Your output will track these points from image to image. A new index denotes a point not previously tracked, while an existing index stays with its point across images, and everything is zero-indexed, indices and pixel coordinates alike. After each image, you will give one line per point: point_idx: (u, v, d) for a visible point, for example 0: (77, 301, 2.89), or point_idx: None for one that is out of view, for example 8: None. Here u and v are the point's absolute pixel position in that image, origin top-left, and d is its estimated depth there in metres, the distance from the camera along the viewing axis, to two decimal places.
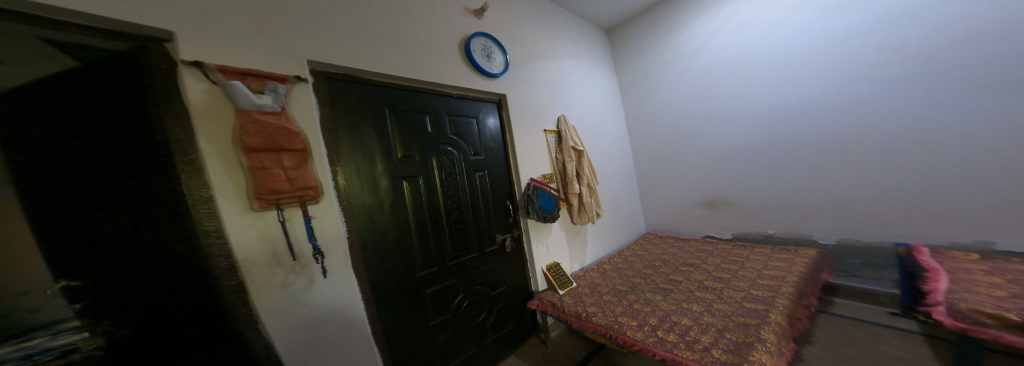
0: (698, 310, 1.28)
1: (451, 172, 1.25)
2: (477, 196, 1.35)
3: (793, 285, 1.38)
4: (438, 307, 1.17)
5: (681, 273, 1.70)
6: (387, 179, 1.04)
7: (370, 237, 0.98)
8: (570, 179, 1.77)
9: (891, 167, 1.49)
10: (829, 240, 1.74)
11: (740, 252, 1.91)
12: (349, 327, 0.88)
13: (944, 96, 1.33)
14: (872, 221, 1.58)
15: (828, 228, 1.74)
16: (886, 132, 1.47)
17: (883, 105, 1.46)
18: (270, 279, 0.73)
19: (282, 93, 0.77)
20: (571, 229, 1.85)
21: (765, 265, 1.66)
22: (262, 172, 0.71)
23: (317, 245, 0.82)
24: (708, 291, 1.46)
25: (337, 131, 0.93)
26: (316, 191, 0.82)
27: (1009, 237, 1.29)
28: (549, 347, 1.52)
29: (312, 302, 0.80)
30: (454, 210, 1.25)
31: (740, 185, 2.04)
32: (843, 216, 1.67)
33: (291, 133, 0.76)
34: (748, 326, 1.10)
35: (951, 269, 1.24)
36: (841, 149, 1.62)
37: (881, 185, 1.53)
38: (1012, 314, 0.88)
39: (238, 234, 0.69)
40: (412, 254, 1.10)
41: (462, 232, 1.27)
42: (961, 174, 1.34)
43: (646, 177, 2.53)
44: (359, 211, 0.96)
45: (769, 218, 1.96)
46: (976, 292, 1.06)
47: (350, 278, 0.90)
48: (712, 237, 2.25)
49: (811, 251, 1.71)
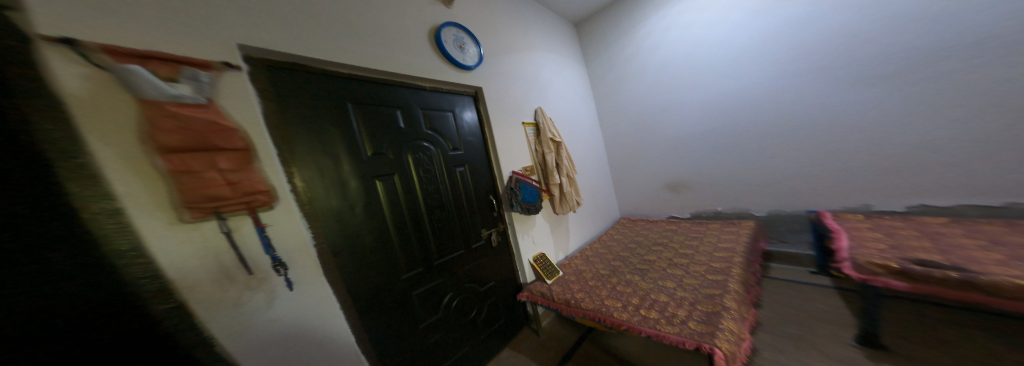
0: (672, 286, 1.39)
1: (429, 170, 1.16)
2: (460, 194, 1.28)
3: (743, 255, 1.60)
4: (427, 309, 1.10)
5: (654, 253, 1.84)
6: (357, 180, 0.92)
7: (343, 245, 0.87)
8: (550, 170, 1.78)
9: (809, 147, 1.78)
10: (764, 212, 2.03)
11: (698, 228, 2.14)
12: (329, 339, 0.79)
13: (843, 86, 1.60)
14: (797, 194, 1.88)
15: (763, 202, 2.02)
16: (807, 116, 1.74)
17: (806, 94, 1.72)
18: (221, 297, 0.60)
19: (206, 82, 0.62)
20: (554, 220, 1.88)
21: (719, 238, 1.88)
22: (190, 177, 0.57)
23: (276, 256, 0.69)
24: (677, 267, 1.60)
25: (291, 126, 0.79)
26: (269, 196, 0.69)
27: (881, 200, 1.63)
28: (542, 336, 1.54)
29: (279, 318, 0.69)
30: (436, 209, 1.17)
31: (696, 169, 2.25)
32: (774, 191, 1.96)
33: (226, 130, 0.63)
34: (714, 296, 1.23)
35: (848, 229, 1.53)
36: (776, 132, 1.87)
37: (803, 163, 1.82)
38: (896, 264, 1.11)
39: (168, 251, 0.55)
40: (395, 258, 1.01)
41: (446, 231, 1.20)
42: (857, 152, 1.64)
43: (617, 165, 2.67)
44: (327, 218, 0.83)
45: (718, 197, 2.21)
46: (865, 245, 1.33)
47: (324, 287, 0.79)
48: (675, 218, 2.47)
49: (751, 223, 1.98)
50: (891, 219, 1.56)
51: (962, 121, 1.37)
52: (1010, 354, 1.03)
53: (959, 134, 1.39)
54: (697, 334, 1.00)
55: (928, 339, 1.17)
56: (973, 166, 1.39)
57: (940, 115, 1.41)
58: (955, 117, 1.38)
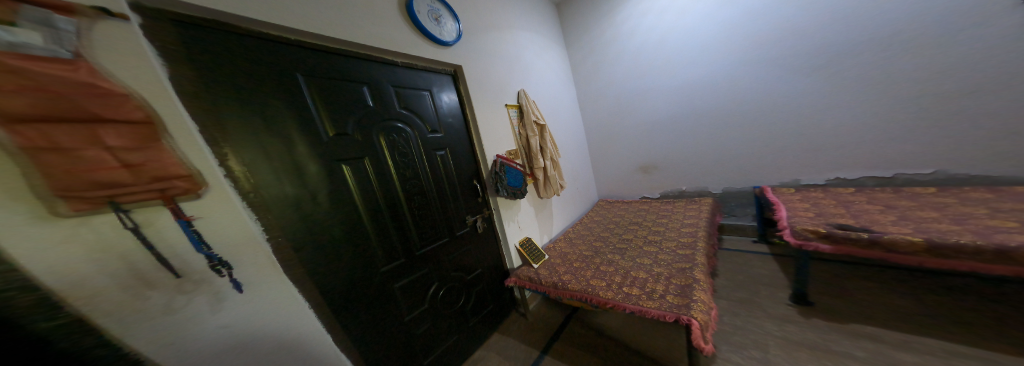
0: (649, 262, 1.48)
1: (404, 153, 1.04)
2: (440, 180, 1.19)
3: (706, 229, 1.75)
4: (412, 302, 1.03)
5: (631, 232, 1.95)
6: (316, 164, 0.77)
7: (306, 240, 0.74)
8: (534, 154, 1.74)
9: (761, 132, 1.95)
10: (720, 189, 2.24)
11: (666, 207, 2.31)
12: (299, 343, 0.68)
13: (792, 77, 1.75)
14: (747, 173, 2.09)
15: (719, 181, 2.22)
16: (762, 103, 1.88)
17: (764, 81, 1.84)
18: (141, 306, 0.46)
19: (68, 30, 0.43)
20: (538, 204, 1.87)
21: (685, 215, 2.04)
22: (61, 156, 0.42)
23: (214, 254, 0.54)
24: (652, 244, 1.71)
25: (219, 93, 0.61)
26: (191, 182, 0.52)
27: (810, 174, 1.87)
28: (529, 318, 1.56)
29: (230, 325, 0.56)
30: (416, 196, 1.07)
31: (665, 152, 2.38)
32: (728, 171, 2.16)
33: (110, 95, 0.46)
34: (685, 270, 1.34)
35: (785, 200, 1.71)
36: (737, 116, 2.00)
37: (754, 145, 2.00)
38: (823, 228, 1.21)
39: (42, 254, 0.40)
40: (372, 252, 0.90)
41: (427, 219, 1.11)
42: (798, 136, 1.84)
43: (595, 149, 2.72)
44: (282, 210, 0.69)
45: (682, 177, 2.38)
46: (796, 209, 1.53)
47: (287, 284, 0.66)
48: (647, 198, 2.63)
49: (709, 200, 2.17)
50: (816, 191, 1.80)
51: (880, 109, 1.58)
52: (900, 300, 1.29)
53: (879, 119, 1.60)
54: (675, 307, 1.08)
55: (843, 291, 1.41)
56: (880, 145, 1.63)
57: (869, 102, 1.59)
58: (877, 106, 1.58)
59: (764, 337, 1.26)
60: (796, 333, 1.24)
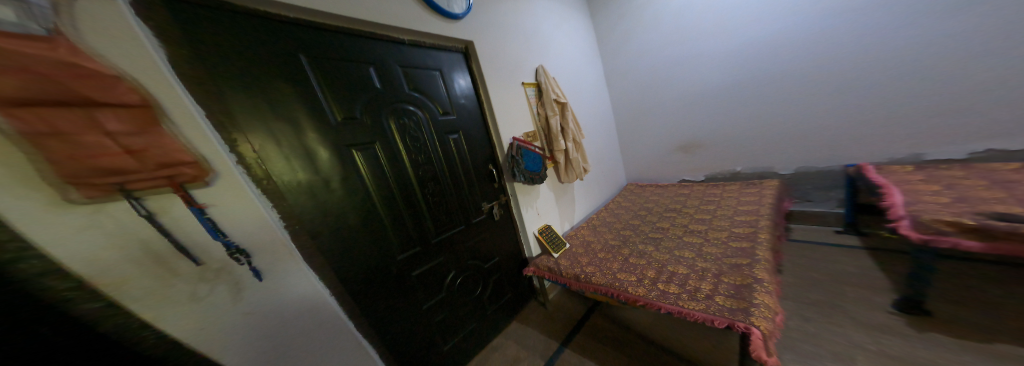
0: (690, 256, 1.32)
1: (411, 137, 1.03)
2: (449, 163, 1.19)
3: (769, 217, 1.44)
4: (427, 290, 1.06)
5: (665, 221, 1.78)
6: (328, 149, 0.78)
7: (319, 223, 0.76)
8: (554, 135, 1.81)
9: (843, 97, 1.54)
10: (789, 170, 1.83)
11: (713, 194, 1.97)
12: (323, 328, 0.72)
13: (901, 17, 1.30)
14: (830, 147, 1.66)
15: (790, 159, 1.81)
16: (845, 59, 1.47)
17: (849, 31, 1.42)
18: (168, 294, 0.49)
19: (43, 6, 0.41)
20: (558, 188, 1.93)
21: (738, 201, 1.72)
22: (62, 142, 0.43)
23: (231, 243, 0.57)
24: (694, 234, 1.50)
25: (219, 77, 0.62)
26: (196, 168, 0.54)
27: (936, 147, 1.40)
28: (548, 308, 1.56)
29: (255, 311, 0.59)
30: (427, 181, 1.08)
31: (711, 130, 2.04)
32: (808, 146, 1.72)
33: (105, 79, 0.46)
34: (742, 267, 1.14)
35: (898, 182, 1.26)
36: (807, 80, 1.60)
37: (834, 112, 1.59)
38: (969, 219, 0.86)
39: (73, 243, 0.43)
40: (387, 237, 0.92)
41: (439, 203, 1.12)
42: (909, 97, 1.38)
43: (624, 129, 2.46)
44: (294, 194, 0.71)
45: (738, 156, 2.01)
46: (918, 193, 1.13)
47: (306, 272, 0.69)
48: (687, 181, 2.32)
49: (776, 182, 1.79)
50: (949, 169, 1.33)
51: None
52: None
53: None
54: (728, 312, 0.94)
55: (981, 305, 1.05)
56: None
57: None
58: None
59: (847, 348, 1.01)
60: (899, 348, 0.96)
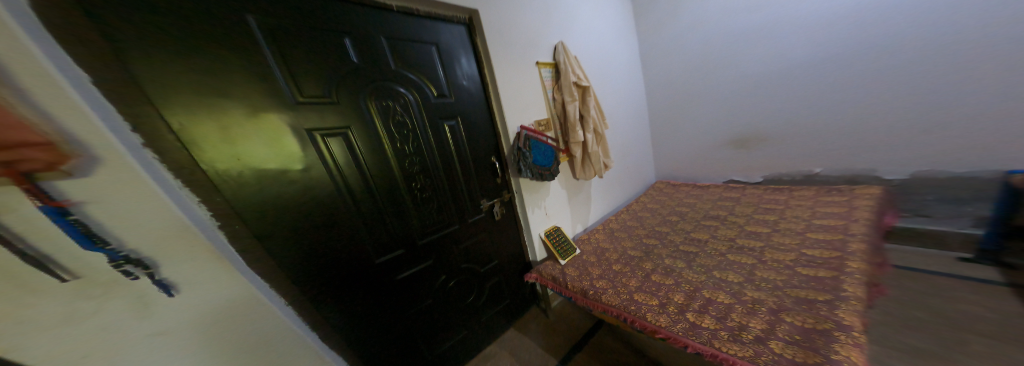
0: (736, 280, 1.14)
1: (388, 122, 0.93)
2: (434, 153, 1.08)
3: (863, 239, 1.20)
4: (412, 294, 1.06)
5: (699, 235, 1.65)
6: (291, 134, 0.74)
7: (281, 218, 0.74)
8: (570, 125, 1.59)
9: (909, 94, 1.52)
10: (899, 176, 1.69)
11: (773, 211, 1.79)
12: (262, 339, 0.70)
13: None
14: (930, 152, 1.56)
15: (891, 162, 1.70)
16: (912, 46, 1.45)
17: (931, 12, 1.37)
18: (34, 313, 0.46)
19: None
20: (572, 186, 1.84)
21: (814, 212, 1.61)
22: None
23: (120, 254, 0.52)
24: (745, 254, 1.32)
25: (122, 50, 0.54)
26: (50, 151, 0.45)
27: None
28: (550, 317, 1.69)
29: (163, 332, 0.57)
30: (414, 170, 1.01)
31: (777, 119, 2.02)
32: (912, 145, 1.61)
33: None
34: (816, 307, 0.90)
35: None
36: (859, 77, 1.63)
37: (910, 113, 1.55)
38: None
39: None
40: (365, 235, 0.89)
41: (423, 195, 1.05)
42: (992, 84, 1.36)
43: (667, 114, 2.56)
44: (247, 188, 0.68)
45: (799, 152, 2.02)
46: None
47: (240, 280, 0.67)
48: (739, 181, 2.41)
49: (874, 189, 1.70)
50: None
51: None
52: None
53: None
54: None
55: None
56: None
57: None
58: None
59: None
60: None
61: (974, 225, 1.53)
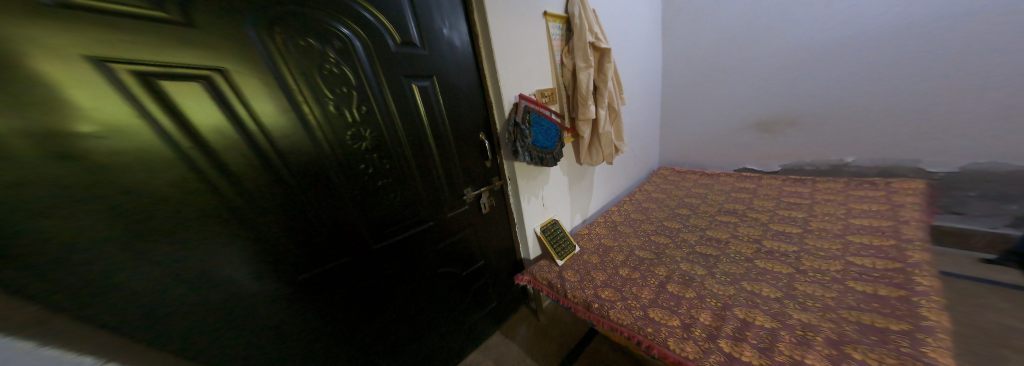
0: (772, 295, 0.95)
1: (299, 79, 0.66)
2: (380, 124, 0.80)
3: (922, 249, 1.03)
4: (376, 303, 0.92)
5: (715, 234, 1.45)
6: (111, 73, 0.46)
7: (115, 216, 0.50)
8: (581, 97, 1.31)
9: (961, 75, 1.39)
10: (944, 169, 1.54)
11: (799, 208, 1.58)
12: None
13: None
14: (983, 143, 1.42)
15: (944, 153, 1.52)
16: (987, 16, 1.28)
17: None
18: None
19: None
20: (575, 172, 1.59)
21: (850, 211, 1.45)
22: None
23: None
24: (776, 260, 1.14)
25: None
26: None
27: None
28: (542, 321, 1.50)
29: None
30: (349, 148, 0.76)
31: (811, 103, 1.83)
32: (967, 135, 1.45)
33: None
34: (890, 339, 0.70)
35: None
36: (907, 56, 1.47)
37: (970, 97, 1.40)
38: None
39: None
40: (280, 236, 0.69)
41: (367, 179, 0.80)
42: None
43: (686, 93, 2.34)
44: (26, 174, 0.42)
45: (829, 140, 1.85)
46: None
47: None
48: (755, 171, 2.24)
49: (919, 185, 1.55)
50: None
51: None
52: None
53: None
54: None
55: None
56: None
57: None
58: None
59: None
60: None
61: (1009, 225, 1.45)
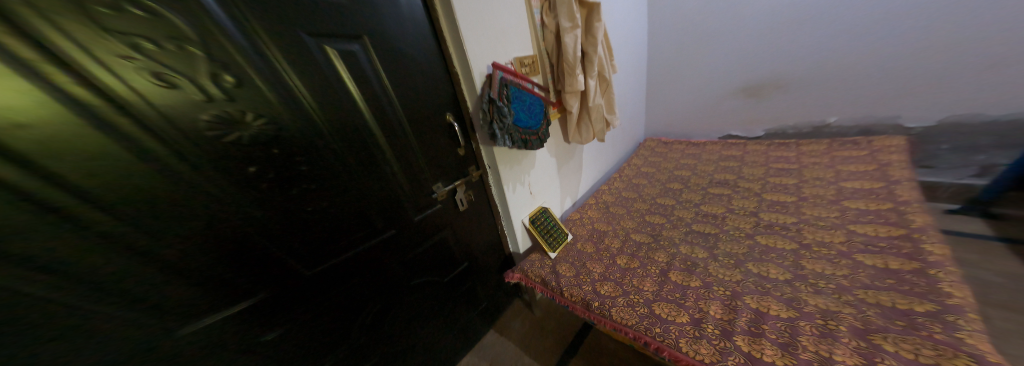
0: (781, 278, 0.91)
1: (5, 12, 0.33)
2: (251, 99, 0.51)
3: (922, 212, 1.00)
4: (340, 329, 0.75)
5: (710, 209, 1.37)
6: None
7: None
8: (568, 65, 1.09)
9: (960, 22, 1.27)
10: (922, 124, 1.51)
11: (790, 174, 1.53)
12: None
13: None
14: (963, 96, 1.37)
15: (924, 107, 1.47)
16: None
17: None
18: None
19: None
20: (563, 152, 1.42)
21: (841, 173, 1.42)
22: None
23: None
24: (778, 235, 1.09)
25: None
26: None
27: None
28: (537, 313, 1.40)
29: None
30: (199, 142, 0.47)
31: (799, 61, 1.71)
32: (948, 89, 1.39)
33: None
34: (917, 326, 0.68)
35: None
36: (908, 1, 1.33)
37: (968, 46, 1.29)
38: None
39: None
40: (123, 290, 0.45)
41: (253, 187, 0.54)
42: None
43: (671, 57, 2.16)
44: None
45: (813, 101, 1.77)
46: None
47: None
48: (737, 138, 2.18)
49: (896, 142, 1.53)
50: None
51: None
52: None
53: None
54: None
55: None
56: None
57: None
58: None
59: None
60: None
61: (975, 175, 1.44)
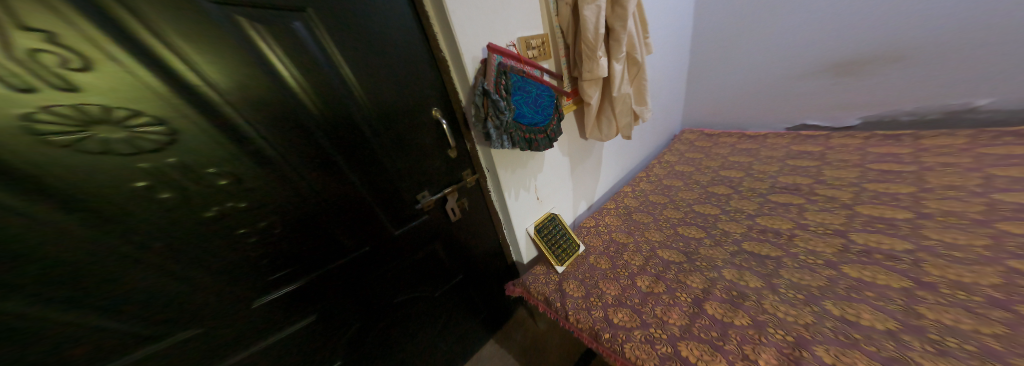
0: (876, 325, 0.66)
1: None
2: (116, 90, 0.37)
3: None
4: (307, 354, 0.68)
5: (771, 222, 1.06)
6: None
7: None
8: (586, 45, 0.89)
9: None
10: None
11: (899, 179, 1.12)
12: None
13: None
14: None
15: None
16: None
17: None
18: None
19: None
20: (579, 150, 1.22)
21: (995, 179, 0.99)
22: None
23: None
24: (874, 266, 0.80)
25: None
26: None
27: None
28: (539, 327, 1.28)
29: None
30: (37, 151, 0.34)
31: (941, 18, 1.18)
32: None
33: None
34: None
35: None
36: None
37: None
38: None
39: None
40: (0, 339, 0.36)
41: (143, 206, 0.42)
42: None
43: (729, 28, 1.71)
44: None
45: (952, 77, 1.24)
46: None
47: None
48: (816, 128, 1.70)
49: None
50: None
51: None
52: None
53: None
54: None
55: None
56: None
57: None
58: None
59: None
60: None
61: None
